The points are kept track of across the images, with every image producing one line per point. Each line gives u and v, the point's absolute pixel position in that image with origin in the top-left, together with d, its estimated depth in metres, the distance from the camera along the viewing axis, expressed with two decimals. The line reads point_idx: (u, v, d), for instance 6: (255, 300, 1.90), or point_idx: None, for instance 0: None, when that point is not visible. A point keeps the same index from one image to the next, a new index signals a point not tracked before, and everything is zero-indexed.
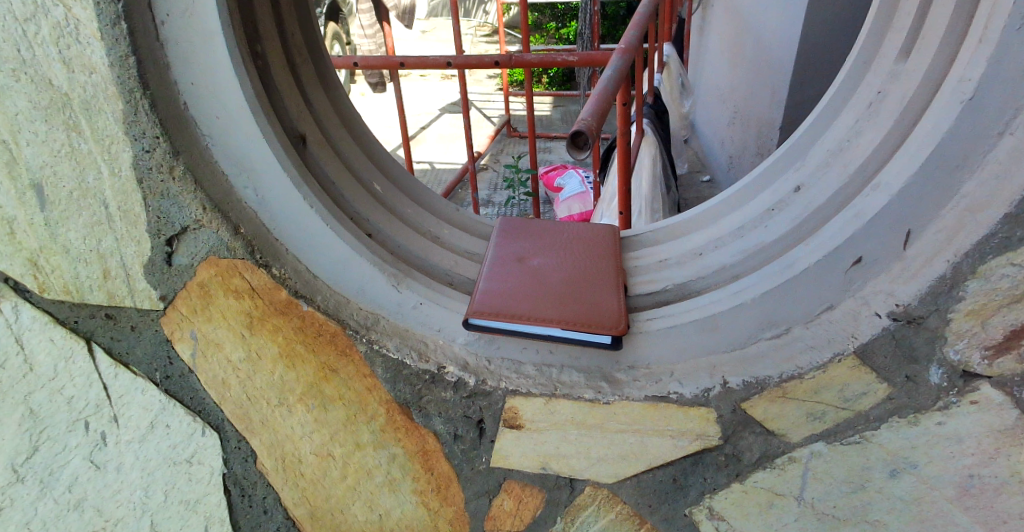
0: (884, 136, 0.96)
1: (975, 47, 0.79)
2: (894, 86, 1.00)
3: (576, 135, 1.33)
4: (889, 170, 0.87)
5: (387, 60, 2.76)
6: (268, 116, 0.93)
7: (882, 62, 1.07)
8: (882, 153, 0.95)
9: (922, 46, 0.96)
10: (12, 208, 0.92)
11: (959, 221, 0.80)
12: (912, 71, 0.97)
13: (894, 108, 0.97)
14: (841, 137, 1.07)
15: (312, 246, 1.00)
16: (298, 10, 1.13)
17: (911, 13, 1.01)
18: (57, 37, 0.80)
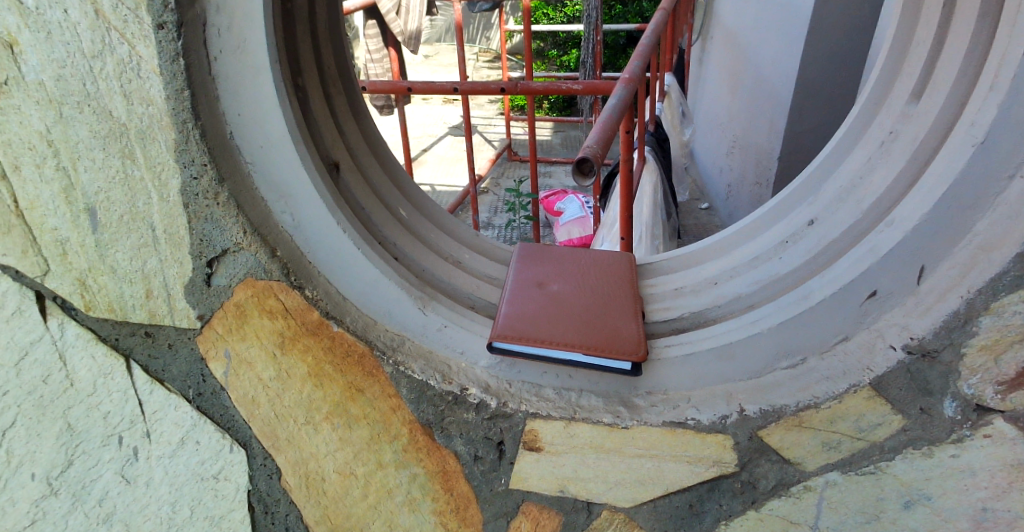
0: (895, 176, 1.01)
1: (985, 94, 0.85)
2: (905, 126, 1.06)
3: (582, 161, 1.35)
4: (903, 208, 0.92)
5: (395, 85, 2.85)
6: (306, 144, 0.97)
7: (893, 104, 1.13)
8: (893, 191, 1.00)
9: (932, 90, 1.02)
10: (66, 230, 0.95)
11: (972, 258, 0.84)
12: (923, 113, 1.02)
13: (906, 149, 1.02)
14: (854, 175, 1.12)
15: (344, 270, 1.04)
16: (333, 43, 1.19)
17: (922, 59, 1.07)
18: (120, 73, 0.84)
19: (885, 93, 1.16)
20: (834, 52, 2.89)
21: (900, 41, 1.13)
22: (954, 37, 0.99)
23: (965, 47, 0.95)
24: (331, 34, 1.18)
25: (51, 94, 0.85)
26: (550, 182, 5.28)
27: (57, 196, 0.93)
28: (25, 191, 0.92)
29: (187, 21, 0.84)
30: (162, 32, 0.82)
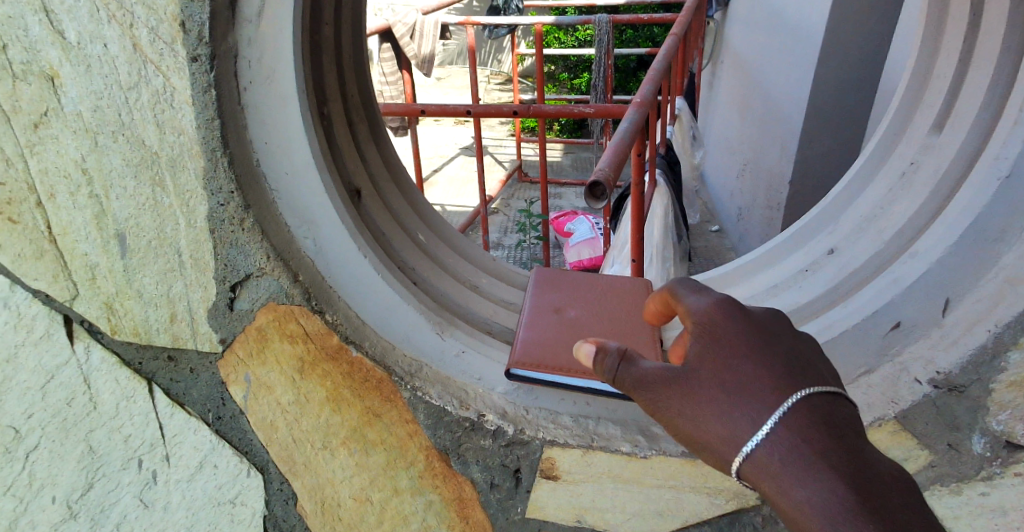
0: (918, 208, 1.01)
1: (1009, 130, 0.86)
2: (926, 158, 1.06)
3: (595, 184, 1.36)
4: (926, 240, 0.93)
5: (408, 107, 2.88)
6: (329, 171, 0.99)
7: (913, 135, 1.13)
8: (915, 222, 1.00)
9: (955, 122, 1.02)
10: (96, 255, 0.96)
11: (1000, 291, 0.82)
12: (944, 145, 1.03)
13: (927, 180, 1.02)
14: (874, 206, 1.13)
15: (364, 295, 1.05)
16: (356, 71, 1.21)
17: (943, 91, 1.07)
18: (154, 103, 0.85)
19: (904, 124, 1.17)
20: (847, 78, 2.90)
21: (919, 74, 1.14)
22: (976, 71, 1.00)
23: (987, 82, 0.96)
24: (354, 62, 1.20)
25: (88, 123, 0.87)
26: (561, 204, 5.30)
27: (89, 222, 0.94)
28: (58, 218, 0.93)
29: (219, 53, 0.85)
30: (196, 64, 0.84)
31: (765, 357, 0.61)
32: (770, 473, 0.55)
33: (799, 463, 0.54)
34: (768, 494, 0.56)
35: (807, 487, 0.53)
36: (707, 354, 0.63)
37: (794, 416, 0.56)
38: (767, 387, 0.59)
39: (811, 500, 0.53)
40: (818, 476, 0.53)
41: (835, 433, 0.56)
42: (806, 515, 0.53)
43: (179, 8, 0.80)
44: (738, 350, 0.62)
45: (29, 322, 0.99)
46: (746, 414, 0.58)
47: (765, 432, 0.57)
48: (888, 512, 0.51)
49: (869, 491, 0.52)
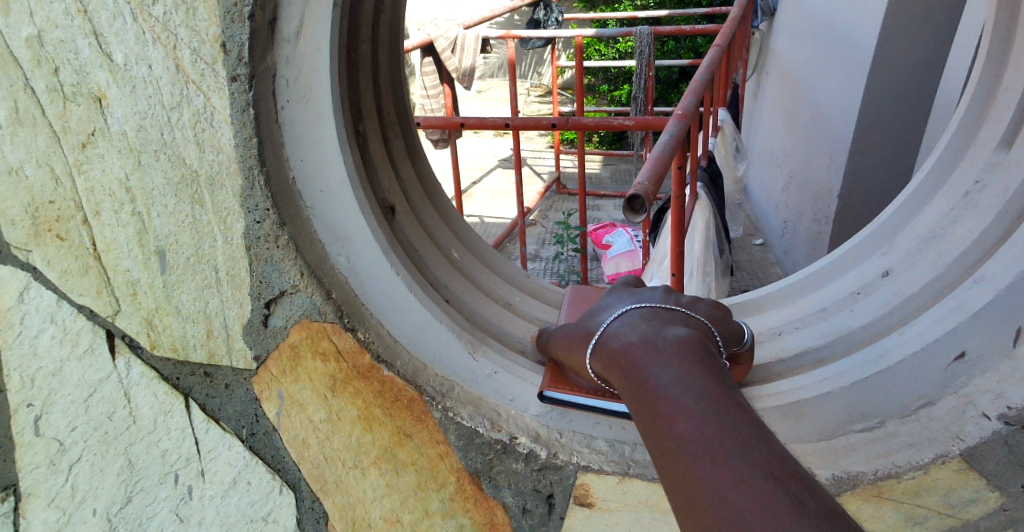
0: (985, 229, 0.94)
1: None
2: (993, 176, 0.99)
3: (633, 198, 1.31)
4: (994, 265, 0.87)
5: (447, 121, 2.90)
6: (363, 188, 0.99)
7: (976, 151, 1.07)
8: (982, 244, 0.93)
9: None
10: (137, 271, 0.97)
11: None
12: (1014, 162, 0.96)
13: (995, 200, 0.96)
14: (934, 226, 1.06)
15: (397, 314, 1.04)
16: (393, 88, 1.21)
17: (1011, 104, 1.00)
18: (194, 122, 0.86)
19: (968, 139, 1.09)
20: (901, 89, 2.79)
21: (983, 88, 1.08)
22: None
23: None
24: (391, 80, 1.21)
25: (132, 143, 0.88)
26: (599, 216, 5.25)
27: (131, 239, 0.95)
28: (102, 235, 0.94)
29: (258, 72, 0.85)
30: (236, 84, 0.84)
31: (668, 333, 0.77)
32: (657, 413, 0.66)
33: (680, 400, 0.65)
34: (653, 430, 0.66)
35: (682, 419, 0.64)
36: (626, 337, 0.80)
37: (683, 370, 0.69)
38: (667, 351, 0.73)
39: (684, 428, 0.63)
40: (693, 409, 0.64)
41: (719, 386, 0.67)
42: (679, 441, 0.62)
43: (221, 29, 0.81)
44: (649, 332, 0.78)
45: (74, 336, 1.01)
46: (646, 368, 0.72)
47: (657, 379, 0.69)
48: (753, 444, 0.59)
49: (731, 420, 0.62)
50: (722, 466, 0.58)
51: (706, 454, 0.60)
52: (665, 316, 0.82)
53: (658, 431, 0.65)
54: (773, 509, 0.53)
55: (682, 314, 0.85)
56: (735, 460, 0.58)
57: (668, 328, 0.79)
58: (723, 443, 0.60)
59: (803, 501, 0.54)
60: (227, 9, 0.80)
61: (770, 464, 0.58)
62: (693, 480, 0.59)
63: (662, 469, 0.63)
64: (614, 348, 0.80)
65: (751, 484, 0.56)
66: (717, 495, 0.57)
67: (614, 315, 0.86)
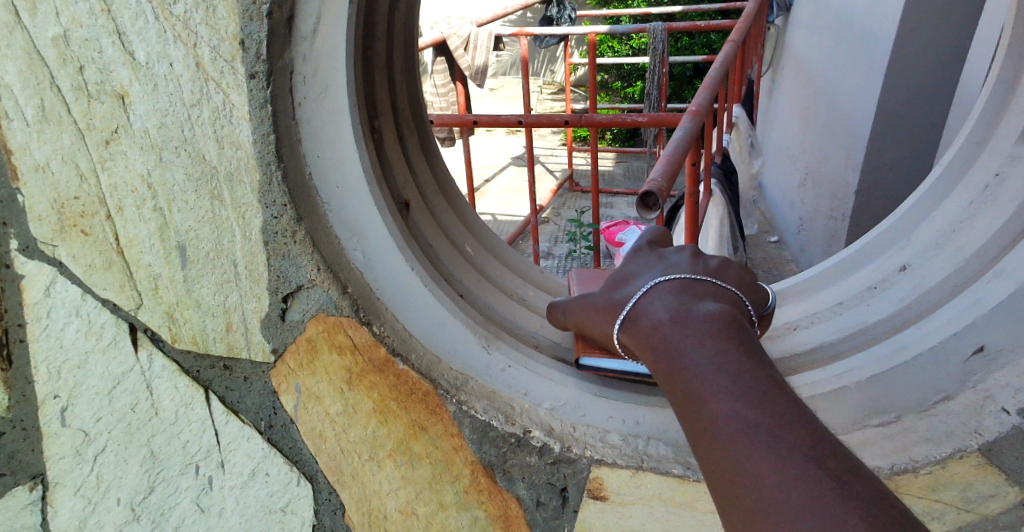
0: (1004, 222, 0.93)
1: None
2: (1014, 170, 0.98)
3: (645, 194, 1.31)
4: (1014, 259, 0.86)
5: (460, 118, 2.91)
6: (378, 184, 1.00)
7: (995, 145, 1.05)
8: (1002, 238, 0.92)
9: None
10: (159, 266, 0.99)
11: None
12: None
13: (1015, 194, 0.95)
14: (953, 221, 1.05)
15: (411, 308, 1.05)
16: (407, 86, 1.23)
17: None
18: (214, 119, 0.88)
19: (988, 132, 1.08)
20: (919, 84, 2.75)
21: (1005, 81, 1.06)
22: None
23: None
24: (405, 77, 1.22)
25: (153, 139, 0.89)
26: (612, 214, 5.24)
27: (153, 234, 0.97)
28: (125, 230, 0.96)
29: (276, 69, 0.87)
30: (254, 81, 0.86)
31: (699, 310, 0.73)
32: (690, 393, 0.64)
33: (715, 380, 0.63)
34: (686, 413, 0.64)
35: (718, 400, 0.61)
36: (655, 309, 0.77)
37: (719, 349, 0.66)
38: (701, 327, 0.70)
39: (721, 410, 0.60)
40: (730, 390, 0.62)
41: (757, 366, 0.65)
42: (715, 423, 0.60)
43: (240, 28, 0.82)
44: (681, 305, 0.75)
45: (98, 330, 1.03)
46: (678, 348, 0.69)
47: (690, 358, 0.67)
48: (794, 427, 0.57)
49: (774, 405, 0.60)
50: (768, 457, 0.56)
51: (744, 437, 0.58)
52: (696, 286, 0.79)
53: (692, 410, 0.63)
54: (816, 493, 0.52)
55: (712, 281, 0.81)
56: (775, 444, 0.56)
57: (699, 302, 0.76)
58: (763, 428, 0.57)
59: (849, 484, 0.52)
60: (246, 8, 0.81)
61: (816, 450, 0.55)
62: (729, 461, 0.58)
63: (697, 454, 0.61)
64: (642, 321, 0.78)
65: (793, 469, 0.54)
66: (756, 478, 0.55)
67: (640, 283, 0.83)
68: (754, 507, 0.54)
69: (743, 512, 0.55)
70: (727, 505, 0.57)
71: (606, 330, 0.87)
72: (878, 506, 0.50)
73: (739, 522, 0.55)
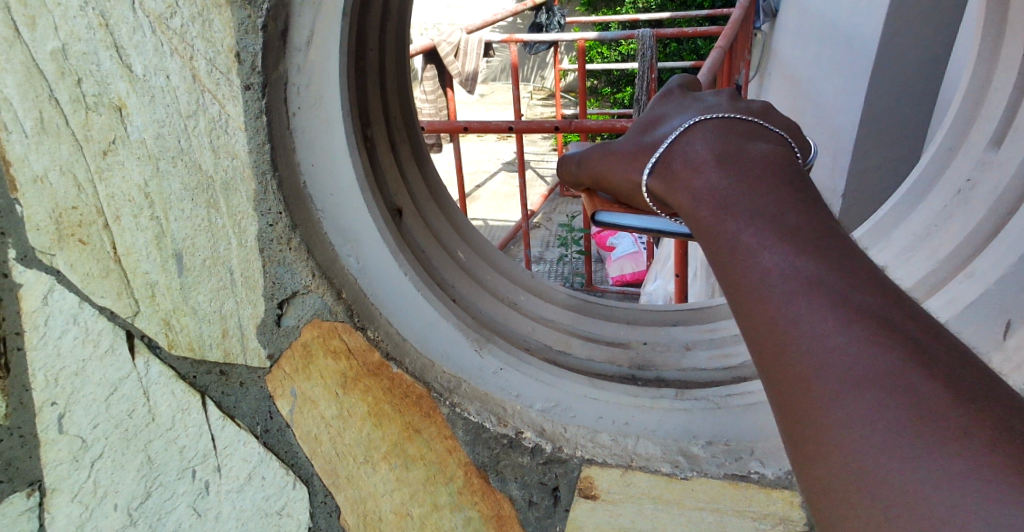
0: (977, 223, 0.97)
1: None
2: (984, 175, 1.02)
3: None
4: (984, 260, 0.91)
5: (451, 124, 2.94)
6: (371, 192, 1.02)
7: (968, 151, 1.10)
8: (975, 240, 0.96)
9: (1015, 139, 0.99)
10: (155, 273, 1.01)
11: None
12: (1003, 161, 0.99)
13: (987, 196, 0.99)
14: (929, 224, 1.08)
15: (404, 312, 1.07)
16: (399, 96, 1.26)
17: (1001, 105, 1.03)
18: (210, 129, 0.90)
19: (959, 139, 1.13)
20: (901, 90, 2.82)
21: (974, 90, 1.11)
22: None
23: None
24: (398, 89, 1.25)
25: (150, 150, 0.91)
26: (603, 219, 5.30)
27: (150, 243, 0.98)
28: (122, 239, 0.98)
29: (271, 81, 0.89)
30: (249, 92, 0.88)
31: (748, 162, 0.69)
32: (736, 246, 0.60)
33: (765, 234, 0.59)
34: (730, 265, 0.60)
35: (770, 253, 0.57)
36: (697, 161, 0.74)
37: (770, 203, 0.63)
38: (746, 175, 0.68)
39: (773, 263, 0.56)
40: (786, 244, 0.58)
41: (816, 222, 0.60)
42: (765, 278, 0.56)
43: (235, 41, 0.85)
44: (725, 153, 0.72)
45: (95, 337, 1.05)
46: (724, 199, 0.65)
47: (738, 210, 0.63)
48: (855, 284, 0.54)
49: (839, 264, 0.55)
50: (829, 307, 0.52)
51: (800, 292, 0.54)
52: (739, 135, 0.76)
53: (738, 266, 0.59)
54: (881, 350, 0.48)
55: (754, 124, 0.79)
56: (835, 299, 0.52)
57: (749, 157, 0.71)
58: (827, 282, 0.53)
59: (929, 351, 0.48)
60: (241, 21, 0.84)
61: (887, 312, 0.51)
62: (781, 319, 0.54)
63: (741, 306, 0.58)
64: (682, 172, 0.75)
65: (859, 328, 0.50)
66: (811, 334, 0.52)
67: (679, 134, 0.80)
68: (807, 364, 0.51)
69: (792, 370, 0.52)
70: (773, 363, 0.54)
71: (632, 179, 0.87)
72: (947, 365, 0.47)
73: (790, 374, 0.52)
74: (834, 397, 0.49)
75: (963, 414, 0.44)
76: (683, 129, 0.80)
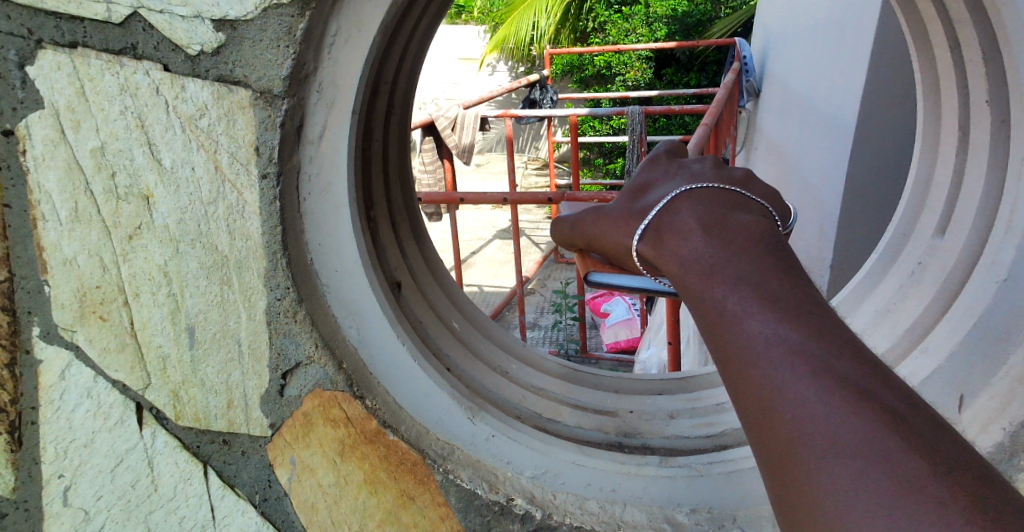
0: (929, 303, 1.09)
1: (1003, 235, 0.93)
2: (933, 259, 1.16)
3: None
4: (935, 337, 0.99)
5: (448, 196, 3.08)
6: (372, 269, 1.11)
7: (923, 237, 1.24)
8: (928, 317, 1.06)
9: (956, 225, 1.12)
10: (168, 346, 1.07)
11: (1010, 390, 0.85)
12: (949, 246, 1.12)
13: (936, 277, 1.12)
14: (889, 301, 1.22)
15: (401, 381, 1.12)
16: (401, 181, 1.38)
17: (944, 197, 1.20)
18: (227, 214, 0.98)
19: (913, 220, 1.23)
20: None
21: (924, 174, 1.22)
22: (972, 176, 1.10)
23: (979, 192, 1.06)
24: (400, 174, 1.37)
25: (173, 233, 1.00)
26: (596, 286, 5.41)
27: (165, 318, 1.05)
28: (140, 315, 1.05)
29: (286, 170, 0.98)
30: (265, 181, 0.96)
31: (733, 226, 0.72)
32: (723, 312, 0.64)
33: (750, 300, 0.63)
34: (718, 330, 0.65)
35: (755, 320, 0.62)
36: (681, 224, 0.76)
37: (754, 268, 0.66)
38: (733, 242, 0.70)
39: (758, 331, 0.61)
40: (770, 311, 0.62)
41: (795, 285, 0.64)
42: (752, 345, 0.61)
43: (255, 136, 0.94)
44: (710, 217, 0.74)
45: (107, 410, 1.10)
46: (710, 264, 0.69)
47: (722, 273, 0.67)
48: (836, 351, 0.59)
49: (819, 331, 0.60)
50: (815, 380, 0.57)
51: (785, 361, 0.59)
52: (725, 198, 0.78)
53: (726, 332, 0.64)
54: (860, 419, 0.54)
55: (738, 192, 0.79)
56: (817, 369, 0.57)
57: (732, 217, 0.74)
58: (810, 353, 0.58)
59: (905, 418, 0.54)
60: (262, 119, 0.93)
61: (865, 380, 0.56)
62: (769, 386, 0.59)
63: (732, 373, 0.63)
64: (668, 234, 0.77)
65: (842, 399, 0.55)
66: (796, 402, 0.57)
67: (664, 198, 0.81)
68: (795, 431, 0.57)
69: (781, 434, 0.58)
70: (763, 426, 0.59)
71: (622, 242, 0.86)
72: (921, 432, 0.53)
73: (782, 442, 0.57)
74: (819, 462, 0.54)
75: (941, 488, 0.49)
76: (669, 198, 0.81)
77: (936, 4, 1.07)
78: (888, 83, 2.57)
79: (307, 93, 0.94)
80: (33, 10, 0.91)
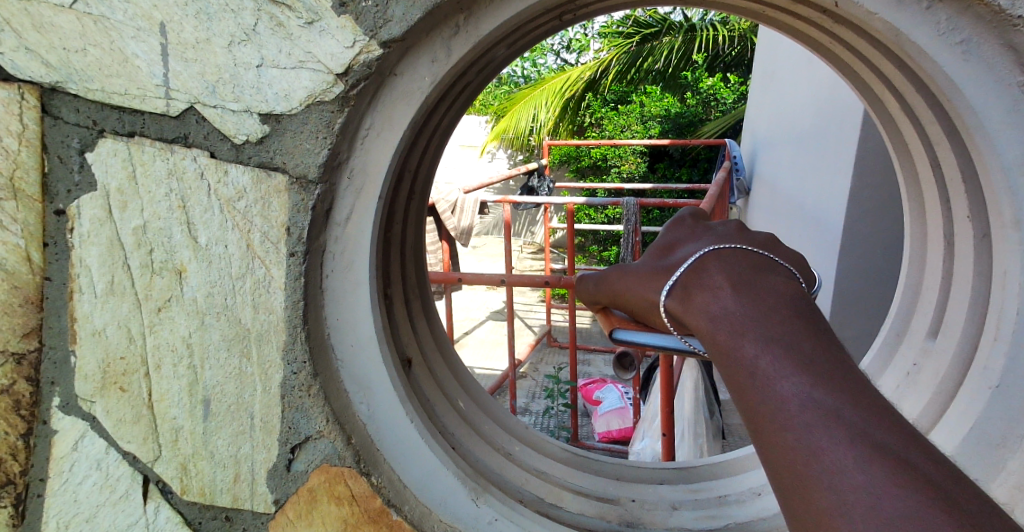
0: (927, 403, 1.15)
1: (993, 340, 0.99)
2: (927, 360, 1.23)
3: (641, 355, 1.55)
4: (936, 438, 1.06)
5: (446, 275, 3.12)
6: (386, 346, 1.14)
7: (917, 338, 1.31)
8: (928, 417, 1.13)
9: (946, 330, 1.19)
10: (182, 418, 1.09)
11: (1011, 497, 0.92)
12: (941, 350, 1.19)
13: (931, 378, 1.18)
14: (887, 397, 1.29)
15: (408, 460, 1.13)
16: (415, 262, 1.45)
17: (934, 301, 1.28)
18: (254, 289, 1.03)
19: None
20: None
21: None
22: (961, 278, 1.17)
23: (967, 296, 1.13)
24: (414, 255, 1.44)
25: (200, 306, 1.04)
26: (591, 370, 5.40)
27: (182, 390, 1.08)
28: (159, 386, 1.07)
29: (312, 249, 1.03)
30: (292, 258, 1.02)
31: (763, 288, 0.76)
32: (755, 371, 0.69)
33: (782, 361, 0.68)
34: (751, 390, 0.69)
35: (789, 383, 0.67)
36: (711, 281, 0.80)
37: (786, 332, 0.71)
38: (763, 304, 0.74)
39: (792, 394, 0.66)
40: (805, 377, 0.67)
41: (826, 350, 0.69)
42: (786, 407, 0.66)
43: (288, 217, 1.01)
44: (739, 277, 0.78)
45: (113, 482, 1.10)
46: (740, 323, 0.73)
47: (754, 333, 0.71)
48: (869, 416, 0.64)
49: (852, 397, 0.65)
50: (850, 444, 0.62)
51: (819, 425, 0.64)
52: (753, 259, 0.82)
53: (759, 393, 0.68)
54: (895, 485, 0.59)
55: (767, 254, 0.83)
56: (852, 435, 0.62)
57: (762, 278, 0.78)
58: (845, 418, 0.63)
59: (938, 485, 0.59)
60: (296, 202, 1.00)
61: (897, 447, 0.61)
62: (804, 448, 0.64)
63: (764, 430, 0.67)
64: (696, 291, 0.81)
65: (878, 466, 0.60)
66: (832, 467, 0.61)
67: (693, 256, 0.85)
68: (829, 493, 0.61)
69: (816, 500, 0.61)
70: (796, 487, 0.64)
71: (649, 298, 0.90)
72: (957, 501, 0.58)
73: (815, 501, 0.62)
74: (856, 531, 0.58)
75: None
76: (698, 254, 0.85)
77: (914, 120, 1.18)
78: (873, 189, 2.72)
79: (338, 179, 1.02)
80: (100, 103, 0.98)
